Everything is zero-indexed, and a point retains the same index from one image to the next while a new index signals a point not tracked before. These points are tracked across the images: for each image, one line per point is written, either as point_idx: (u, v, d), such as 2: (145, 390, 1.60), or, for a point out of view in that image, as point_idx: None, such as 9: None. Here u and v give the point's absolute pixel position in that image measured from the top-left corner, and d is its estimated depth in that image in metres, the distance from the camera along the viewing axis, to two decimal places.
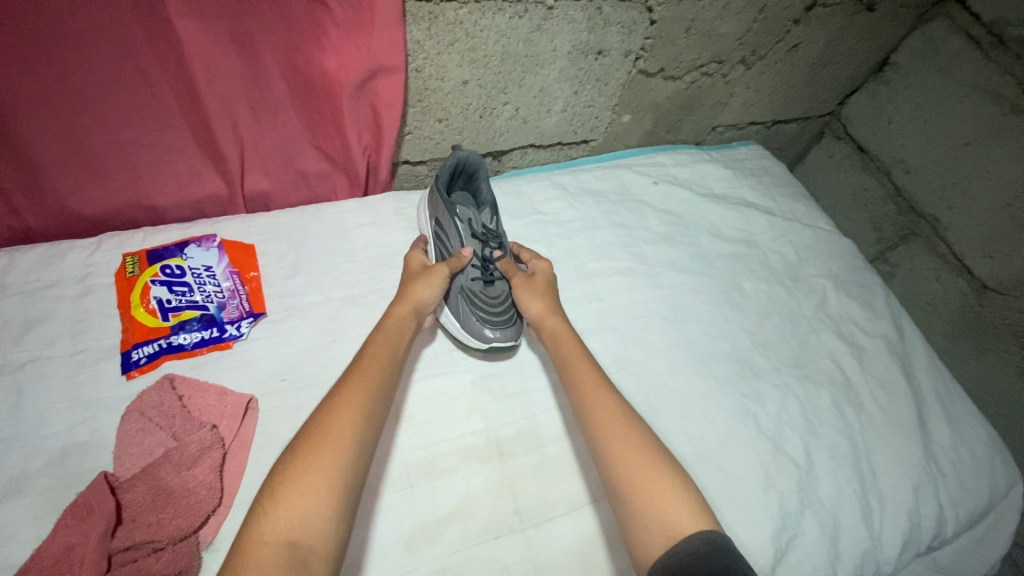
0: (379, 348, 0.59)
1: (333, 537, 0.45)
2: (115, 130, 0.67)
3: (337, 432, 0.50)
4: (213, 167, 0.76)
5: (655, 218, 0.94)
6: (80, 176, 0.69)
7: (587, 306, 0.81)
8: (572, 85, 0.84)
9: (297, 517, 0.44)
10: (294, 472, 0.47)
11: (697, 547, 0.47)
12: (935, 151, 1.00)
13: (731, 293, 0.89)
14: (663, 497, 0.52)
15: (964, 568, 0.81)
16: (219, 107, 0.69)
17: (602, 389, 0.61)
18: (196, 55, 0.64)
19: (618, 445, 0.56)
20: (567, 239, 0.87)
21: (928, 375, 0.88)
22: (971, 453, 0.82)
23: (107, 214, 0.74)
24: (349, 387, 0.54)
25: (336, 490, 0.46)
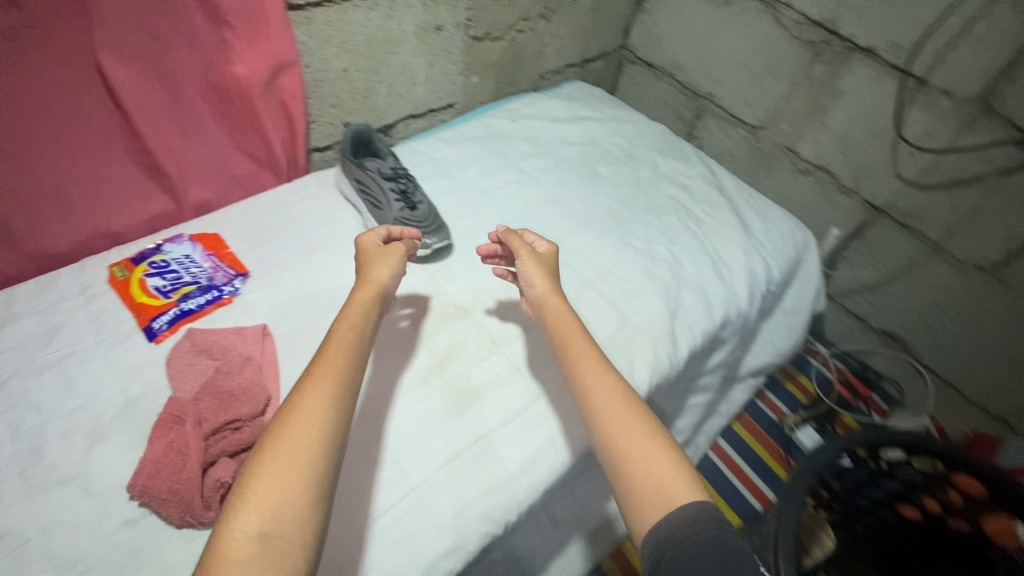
0: (342, 336, 0.64)
1: (305, 526, 0.49)
2: (69, 171, 0.78)
3: (303, 423, 0.55)
4: (159, 187, 0.89)
5: (521, 143, 1.22)
6: (47, 218, 0.79)
7: (493, 208, 1.05)
8: (426, 57, 1.09)
9: (268, 513, 0.49)
10: (263, 468, 0.51)
11: (693, 523, 0.54)
12: (693, 47, 1.38)
13: (592, 176, 1.18)
14: (655, 468, 0.60)
15: (795, 302, 1.17)
16: (156, 132, 0.83)
17: (598, 368, 0.69)
18: (132, 94, 0.79)
19: (612, 423, 0.64)
20: (463, 170, 1.11)
21: (737, 191, 1.24)
22: (778, 226, 1.17)
23: (73, 249, 0.84)
24: (315, 380, 0.59)
25: (303, 481, 0.51)
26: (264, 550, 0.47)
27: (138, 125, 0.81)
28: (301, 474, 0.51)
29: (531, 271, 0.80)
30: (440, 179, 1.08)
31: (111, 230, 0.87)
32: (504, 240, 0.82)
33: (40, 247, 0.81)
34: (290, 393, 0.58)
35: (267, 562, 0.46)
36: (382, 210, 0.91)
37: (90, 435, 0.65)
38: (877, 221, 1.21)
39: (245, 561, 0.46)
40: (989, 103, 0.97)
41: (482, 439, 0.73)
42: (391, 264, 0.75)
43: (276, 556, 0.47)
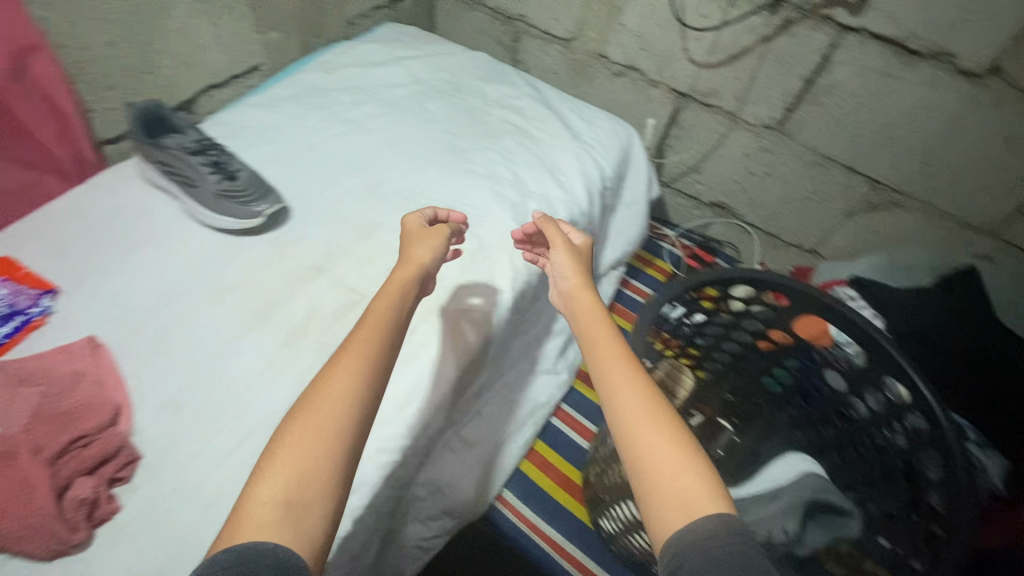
0: (376, 314, 0.66)
1: (326, 498, 0.52)
2: None
3: (336, 394, 0.57)
4: None
5: (342, 94, 1.17)
6: None
7: (326, 162, 1.02)
8: (206, 18, 1.00)
9: (291, 481, 0.52)
10: (287, 441, 0.54)
11: (716, 531, 0.50)
12: None
13: (423, 114, 1.18)
14: (677, 475, 0.56)
15: (630, 194, 1.30)
16: None
17: (624, 367, 0.66)
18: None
19: (637, 430, 0.61)
20: (285, 132, 1.06)
21: (563, 102, 1.30)
22: (601, 127, 1.26)
23: None
24: (344, 353, 0.61)
25: (324, 456, 0.53)
26: (285, 517, 0.49)
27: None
28: (329, 450, 0.54)
29: (566, 264, 0.81)
30: (263, 146, 1.02)
31: None
32: (542, 230, 0.83)
33: None
34: (319, 370, 0.61)
35: (286, 528, 0.48)
36: (197, 187, 0.85)
37: None
38: (686, 106, 1.35)
39: (269, 526, 0.49)
40: None
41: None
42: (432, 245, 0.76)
43: (299, 525, 0.49)
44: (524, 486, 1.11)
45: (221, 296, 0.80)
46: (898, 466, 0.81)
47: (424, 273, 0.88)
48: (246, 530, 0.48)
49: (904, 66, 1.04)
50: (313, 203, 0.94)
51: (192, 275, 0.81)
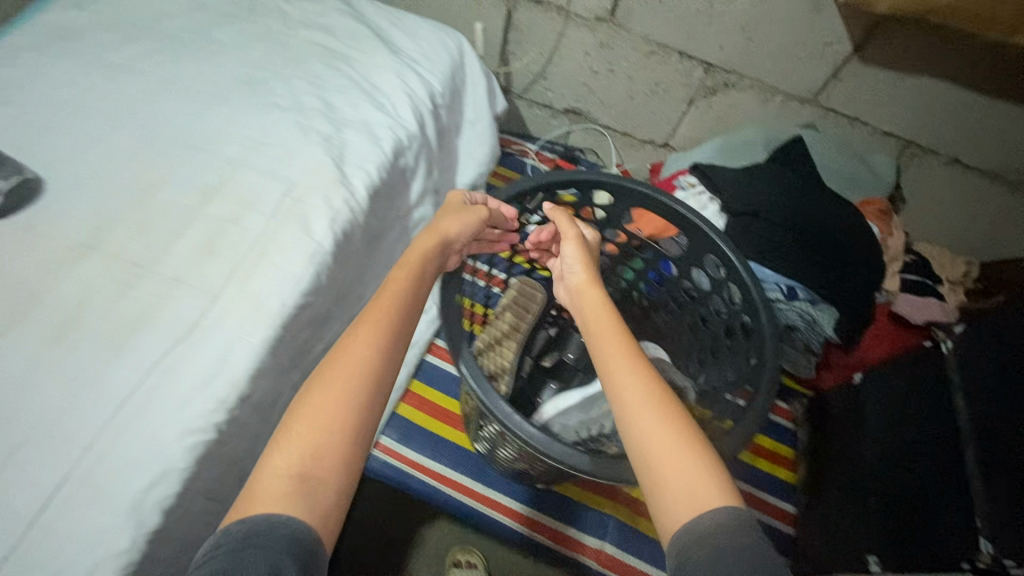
0: (388, 297, 0.69)
1: (336, 478, 0.54)
2: None
3: (350, 369, 0.60)
4: None
5: (101, 32, 0.98)
6: None
7: (88, 119, 0.85)
8: None
9: (305, 457, 0.54)
10: (305, 415, 0.57)
11: (723, 524, 0.49)
12: None
13: (210, 44, 1.01)
14: (683, 466, 0.54)
15: (471, 112, 1.22)
16: None
17: (629, 359, 0.65)
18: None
19: (640, 419, 0.59)
20: (28, 84, 0.87)
21: (380, 14, 1.16)
22: (427, 38, 1.14)
23: None
24: (357, 329, 0.65)
25: (338, 440, 0.56)
26: (302, 490, 0.52)
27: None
28: (344, 431, 0.57)
29: (575, 260, 0.83)
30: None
31: None
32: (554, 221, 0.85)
33: None
34: (327, 352, 0.63)
35: (300, 500, 0.51)
36: None
37: None
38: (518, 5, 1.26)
39: (282, 498, 0.51)
40: None
41: (153, 370, 0.66)
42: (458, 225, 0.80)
43: (313, 499, 0.52)
44: (400, 428, 1.10)
45: None
46: (723, 323, 0.87)
47: (224, 232, 0.79)
48: (263, 502, 0.50)
49: None
50: (73, 169, 0.80)
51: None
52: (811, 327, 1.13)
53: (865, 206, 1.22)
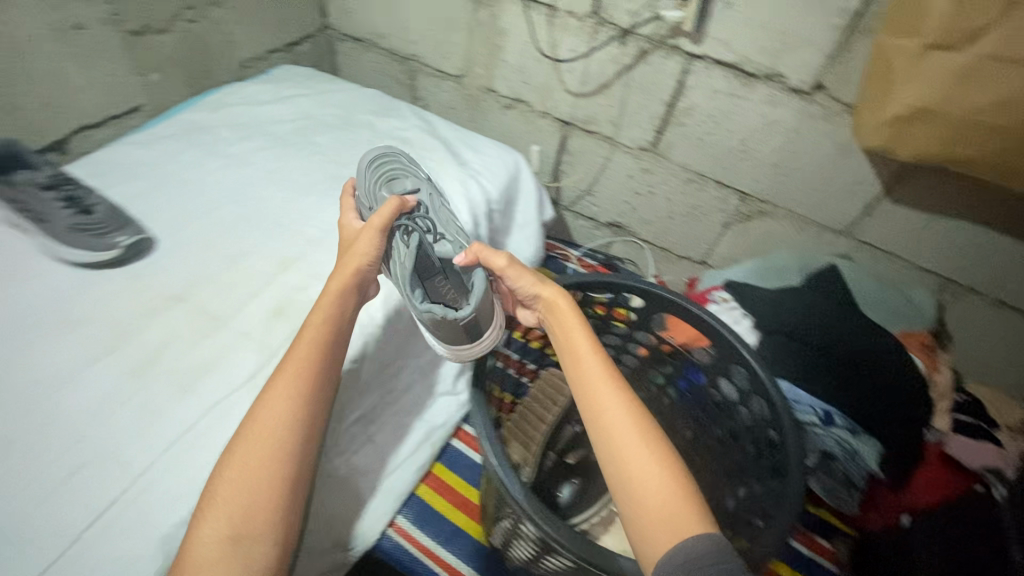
0: (295, 356, 0.73)
1: (269, 519, 0.63)
2: None
3: (264, 432, 0.67)
4: None
5: (226, 130, 1.19)
6: None
7: (200, 195, 1.02)
8: (75, 61, 1.02)
9: (236, 517, 0.62)
10: (230, 482, 0.64)
11: (694, 556, 0.56)
12: (382, 18, 1.47)
13: (307, 146, 1.20)
14: (681, 507, 0.62)
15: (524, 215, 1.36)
16: None
17: (620, 402, 0.70)
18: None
19: (626, 450, 0.67)
20: (158, 167, 1.06)
21: (450, 132, 1.36)
22: (488, 154, 1.31)
23: None
24: (270, 391, 0.70)
25: (266, 487, 0.64)
26: (234, 541, 0.61)
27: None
28: (276, 476, 0.65)
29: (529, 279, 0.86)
30: (132, 181, 1.01)
31: None
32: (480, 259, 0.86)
33: None
34: (247, 411, 0.71)
35: (235, 547, 0.60)
36: (51, 221, 0.85)
37: None
38: (572, 134, 1.43)
39: (216, 560, 0.59)
40: (600, 15, 1.18)
41: (202, 420, 0.73)
42: (371, 234, 0.84)
43: (249, 552, 0.61)
44: (418, 511, 1.10)
45: (66, 329, 0.78)
46: (770, 461, 0.82)
47: (291, 301, 0.89)
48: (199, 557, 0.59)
49: (747, 88, 1.15)
50: (179, 235, 0.94)
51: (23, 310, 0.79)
52: (851, 458, 1.06)
53: (908, 337, 1.21)
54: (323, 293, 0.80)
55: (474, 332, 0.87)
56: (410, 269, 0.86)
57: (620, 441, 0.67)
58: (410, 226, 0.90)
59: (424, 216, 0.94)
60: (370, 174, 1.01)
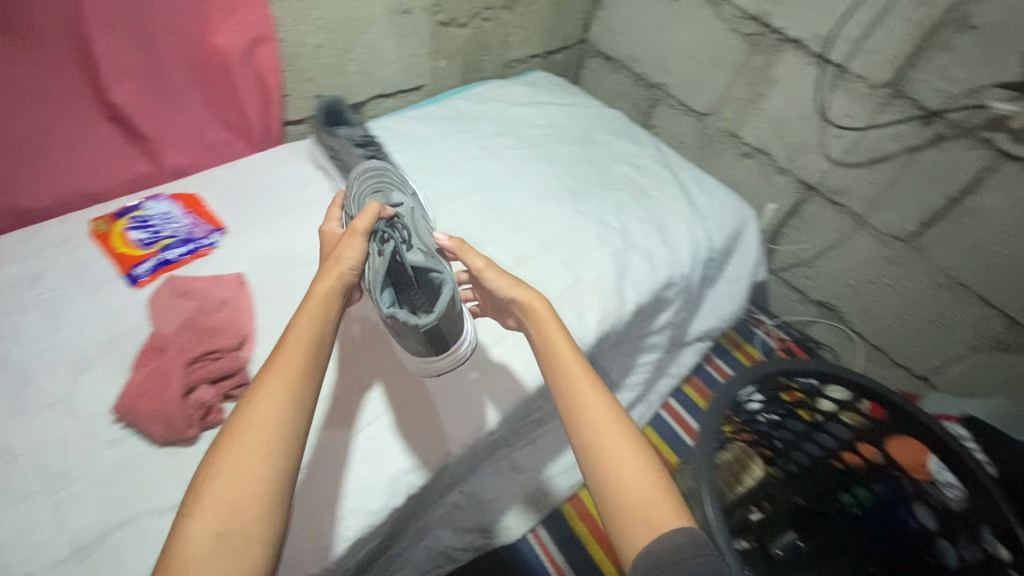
0: (302, 330, 0.59)
1: (261, 533, 0.48)
2: (30, 137, 0.79)
3: (263, 422, 0.52)
4: (137, 147, 0.92)
5: (486, 122, 1.29)
6: (20, 170, 0.81)
7: (459, 179, 1.12)
8: (396, 39, 1.16)
9: (220, 520, 0.47)
10: (225, 481, 0.49)
11: (670, 552, 0.53)
12: (645, 44, 1.49)
13: (551, 153, 1.26)
14: (657, 496, 0.58)
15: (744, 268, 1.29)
16: (131, 104, 0.86)
17: (598, 396, 0.66)
18: (131, 104, 0.86)
19: (614, 450, 0.61)
20: (429, 144, 1.19)
21: (685, 169, 1.33)
22: (719, 200, 1.25)
23: (57, 202, 0.87)
24: (269, 375, 0.55)
25: (263, 488, 0.49)
26: (219, 555, 0.46)
27: (111, 100, 0.84)
28: (268, 474, 0.50)
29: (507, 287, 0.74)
30: (407, 152, 1.15)
31: (91, 190, 0.90)
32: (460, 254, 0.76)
33: (21, 197, 0.83)
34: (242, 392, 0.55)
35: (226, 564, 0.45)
36: (352, 173, 0.98)
37: (79, 364, 0.71)
38: (812, 200, 1.33)
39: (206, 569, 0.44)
40: (899, 87, 1.08)
41: (428, 384, 0.82)
42: (354, 240, 0.67)
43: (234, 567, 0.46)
44: (557, 524, 1.13)
45: None
46: None
47: None
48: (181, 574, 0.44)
49: None
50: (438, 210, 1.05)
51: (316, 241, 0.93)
52: None
53: None
54: (311, 293, 0.62)
55: (439, 342, 0.71)
56: (382, 273, 0.69)
57: (609, 441, 0.62)
58: (388, 234, 0.73)
59: (404, 228, 0.77)
60: (360, 189, 0.88)
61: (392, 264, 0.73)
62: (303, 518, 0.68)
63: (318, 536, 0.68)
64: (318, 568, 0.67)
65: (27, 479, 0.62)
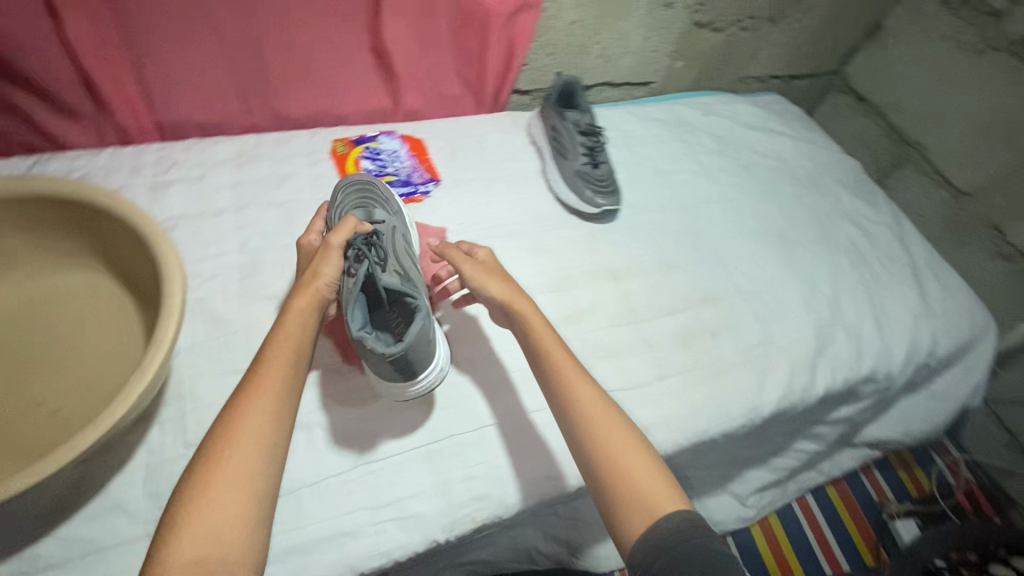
0: (283, 347, 0.56)
1: (244, 554, 0.45)
2: (308, 54, 0.87)
3: (247, 438, 0.50)
4: (385, 84, 0.97)
5: (707, 138, 1.19)
6: (293, 81, 0.89)
7: (665, 192, 1.05)
8: (645, 31, 1.10)
9: (202, 545, 0.44)
10: (206, 499, 0.46)
11: (669, 536, 0.52)
12: (917, 95, 1.27)
13: (770, 191, 1.13)
14: (648, 477, 0.57)
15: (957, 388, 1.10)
16: (396, 42, 0.90)
17: (583, 377, 0.64)
18: (397, 41, 0.90)
19: (603, 437, 0.59)
20: (643, 146, 1.12)
21: (922, 251, 1.13)
22: (956, 299, 1.07)
23: (310, 116, 0.95)
24: (259, 387, 0.53)
25: (247, 507, 0.47)
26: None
27: (382, 33, 0.88)
28: (254, 496, 0.48)
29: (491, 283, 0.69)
30: (619, 148, 1.10)
31: (338, 112, 0.97)
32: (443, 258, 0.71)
33: (286, 106, 0.92)
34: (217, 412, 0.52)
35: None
36: (566, 159, 0.97)
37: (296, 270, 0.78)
38: None
39: None
40: None
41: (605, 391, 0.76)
42: (331, 257, 0.62)
43: None
44: None
45: (535, 255, 0.89)
46: None
47: (705, 341, 0.86)
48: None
49: None
50: (636, 220, 0.99)
51: (512, 219, 0.93)
52: None
53: None
54: (284, 313, 0.58)
55: (408, 374, 0.62)
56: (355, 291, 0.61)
57: (595, 428, 0.60)
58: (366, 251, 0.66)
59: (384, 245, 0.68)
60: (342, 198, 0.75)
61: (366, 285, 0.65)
62: (444, 478, 0.66)
63: (452, 502, 0.64)
64: (443, 535, 0.63)
65: (234, 357, 0.69)
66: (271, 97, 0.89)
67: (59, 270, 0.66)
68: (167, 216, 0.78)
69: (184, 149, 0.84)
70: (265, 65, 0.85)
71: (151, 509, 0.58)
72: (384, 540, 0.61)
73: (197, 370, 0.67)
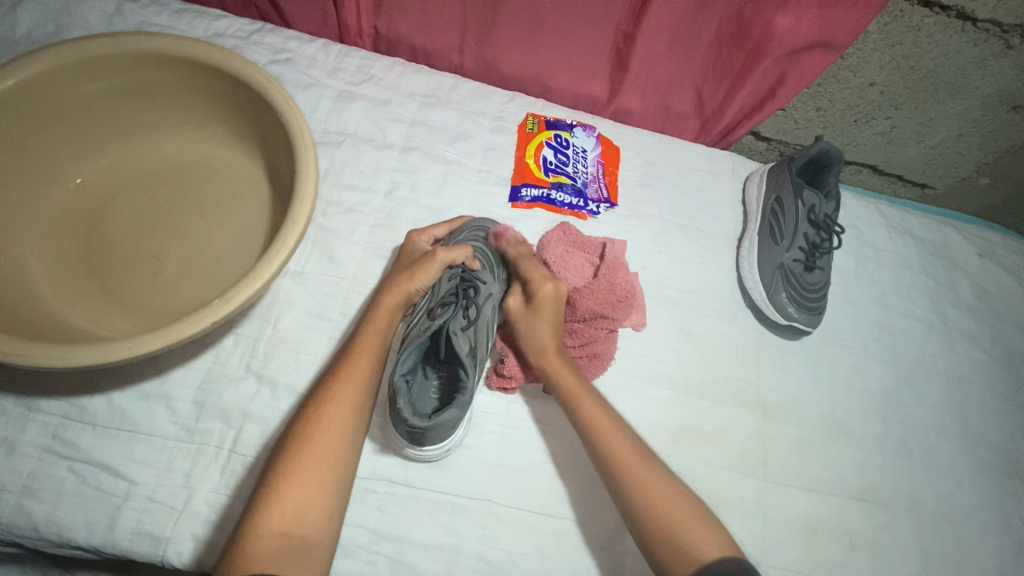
0: (376, 334, 0.56)
1: (317, 537, 0.46)
2: (544, 12, 0.75)
3: (332, 420, 0.50)
4: (610, 73, 0.82)
5: (969, 288, 0.89)
6: (516, 35, 0.78)
7: (877, 333, 0.81)
8: (962, 127, 0.81)
9: (285, 518, 0.45)
10: (293, 477, 0.47)
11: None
12: None
13: (1022, 396, 0.83)
14: (693, 525, 0.52)
15: None
16: (646, 32, 0.74)
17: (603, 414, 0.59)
18: (648, 31, 0.74)
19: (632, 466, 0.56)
20: (877, 264, 0.86)
21: None
22: None
23: (516, 77, 0.85)
24: (345, 374, 0.53)
25: (327, 493, 0.48)
26: (285, 554, 0.44)
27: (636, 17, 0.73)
28: (333, 477, 0.48)
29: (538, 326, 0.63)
30: (845, 254, 0.85)
31: (547, 83, 0.85)
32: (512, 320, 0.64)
33: (498, 57, 0.82)
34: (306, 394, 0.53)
35: (291, 565, 0.43)
36: (776, 245, 0.77)
37: None
38: None
39: (272, 559, 0.43)
40: None
41: None
42: (434, 267, 0.61)
43: (296, 562, 0.44)
44: None
45: (680, 338, 0.73)
46: None
47: (833, 544, 0.67)
48: (252, 564, 0.42)
49: None
50: (821, 352, 0.77)
51: (674, 284, 0.77)
52: None
53: None
54: (374, 316, 0.58)
55: (414, 442, 0.55)
56: (420, 338, 0.56)
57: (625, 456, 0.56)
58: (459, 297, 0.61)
59: (478, 306, 0.62)
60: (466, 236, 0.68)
61: (436, 335, 0.58)
62: (455, 542, 0.57)
63: None
64: None
65: (328, 303, 0.65)
66: (486, 43, 0.80)
67: (220, 146, 0.65)
68: (339, 131, 0.75)
69: (385, 67, 0.80)
70: (495, 9, 0.75)
71: (190, 416, 0.57)
72: (368, 573, 0.55)
73: (291, 300, 0.64)
